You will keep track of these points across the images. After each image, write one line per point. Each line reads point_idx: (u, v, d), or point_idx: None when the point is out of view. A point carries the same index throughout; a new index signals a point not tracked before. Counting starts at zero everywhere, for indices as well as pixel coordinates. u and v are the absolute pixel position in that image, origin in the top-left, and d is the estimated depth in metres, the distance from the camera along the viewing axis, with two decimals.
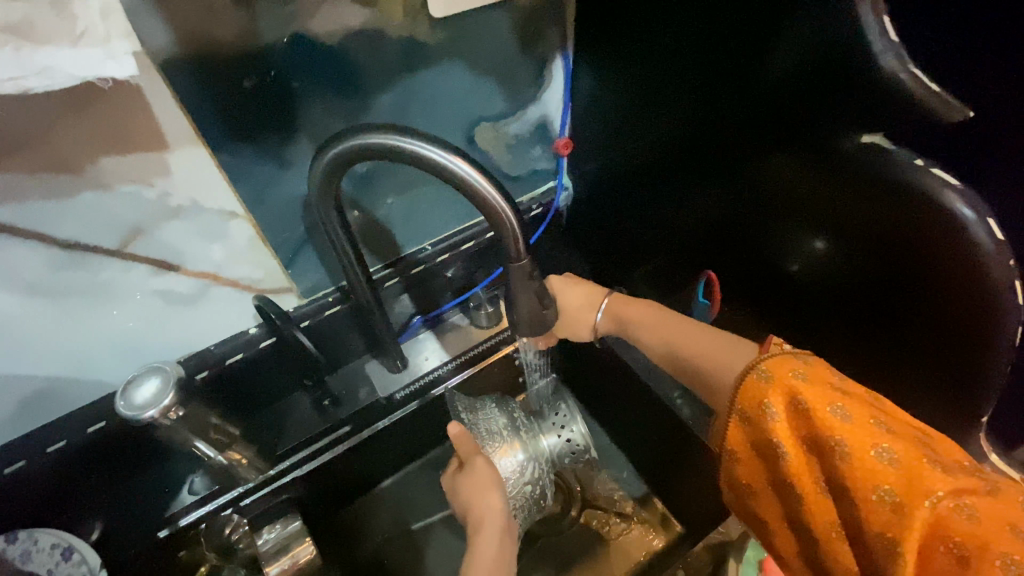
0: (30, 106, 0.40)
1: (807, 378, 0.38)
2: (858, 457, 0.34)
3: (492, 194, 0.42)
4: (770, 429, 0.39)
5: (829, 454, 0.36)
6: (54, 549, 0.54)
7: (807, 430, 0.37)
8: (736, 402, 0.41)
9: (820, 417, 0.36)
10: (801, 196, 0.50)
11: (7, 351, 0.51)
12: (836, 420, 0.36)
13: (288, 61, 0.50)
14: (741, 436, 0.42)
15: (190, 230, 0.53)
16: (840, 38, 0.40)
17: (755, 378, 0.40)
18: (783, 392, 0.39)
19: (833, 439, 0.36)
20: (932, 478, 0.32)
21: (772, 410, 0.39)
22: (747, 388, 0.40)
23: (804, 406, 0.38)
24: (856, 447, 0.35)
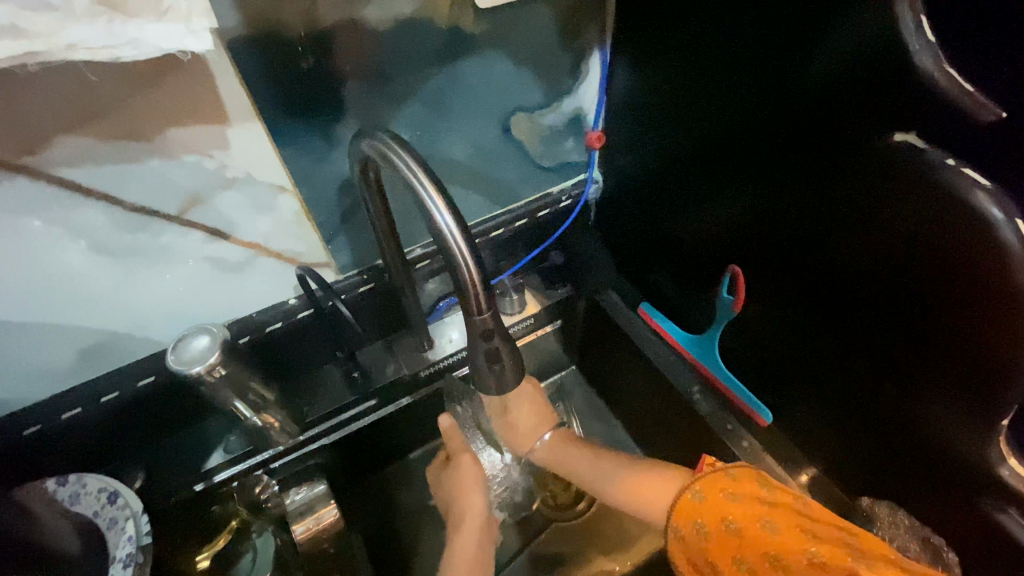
0: (111, 75, 0.44)
1: (735, 504, 0.50)
2: (787, 556, 0.45)
3: (458, 243, 0.43)
4: (706, 548, 0.50)
5: (762, 560, 0.46)
6: (100, 493, 0.56)
7: (736, 546, 0.48)
8: (673, 517, 0.54)
9: (750, 530, 0.48)
10: (836, 196, 0.49)
11: (73, 304, 0.55)
12: (765, 534, 0.47)
13: (342, 46, 0.53)
14: (682, 554, 0.52)
15: (242, 202, 0.57)
16: (873, 35, 0.41)
17: (690, 498, 0.53)
18: (714, 509, 0.51)
19: (764, 550, 0.46)
20: (801, 543, 0.45)
21: (702, 527, 0.51)
22: (683, 506, 0.53)
23: (732, 526, 0.49)
24: (783, 553, 0.45)
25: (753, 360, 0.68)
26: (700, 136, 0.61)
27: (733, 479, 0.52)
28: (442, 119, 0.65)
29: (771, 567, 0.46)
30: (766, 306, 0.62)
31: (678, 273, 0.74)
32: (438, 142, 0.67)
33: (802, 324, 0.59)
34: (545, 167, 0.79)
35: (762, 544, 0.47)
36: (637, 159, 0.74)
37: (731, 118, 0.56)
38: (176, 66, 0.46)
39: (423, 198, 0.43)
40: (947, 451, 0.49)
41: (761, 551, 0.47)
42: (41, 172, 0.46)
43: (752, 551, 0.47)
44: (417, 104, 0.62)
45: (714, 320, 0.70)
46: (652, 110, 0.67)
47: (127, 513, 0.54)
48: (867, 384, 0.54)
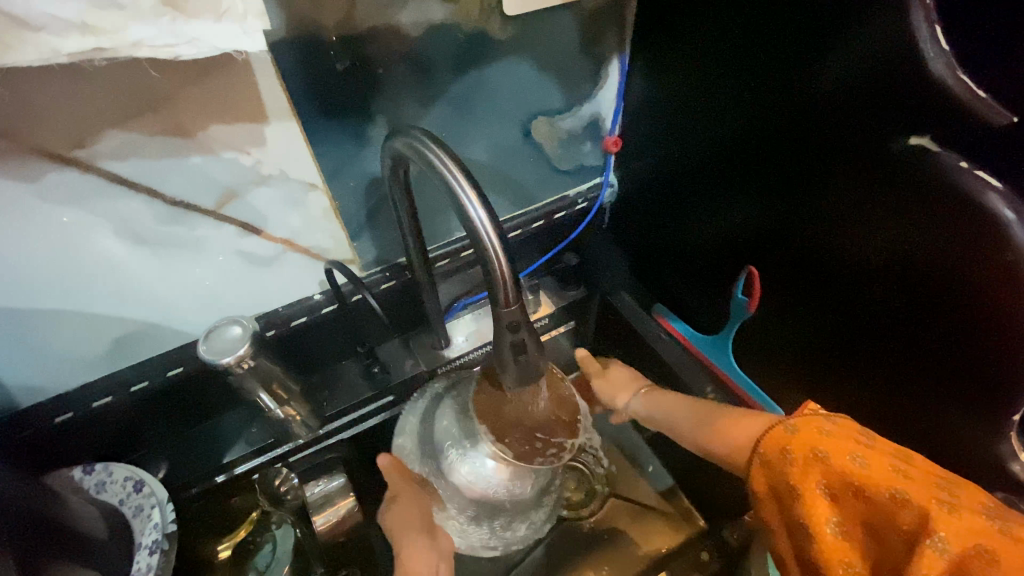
0: (160, 74, 0.46)
1: (827, 433, 0.45)
2: (873, 491, 0.41)
3: (490, 237, 0.45)
4: (787, 474, 0.45)
5: (848, 491, 0.42)
6: (127, 481, 0.59)
7: (824, 474, 0.43)
8: (760, 446, 0.48)
9: (840, 463, 0.43)
10: (851, 198, 0.51)
11: (108, 294, 0.57)
12: (856, 468, 0.42)
13: (376, 48, 0.55)
14: (763, 479, 0.47)
15: (274, 197, 0.59)
16: (890, 41, 0.43)
17: (782, 429, 0.47)
18: (804, 445, 0.45)
19: (849, 482, 0.42)
20: (893, 481, 0.41)
21: (789, 457, 0.45)
22: (773, 436, 0.47)
23: (822, 455, 0.44)
24: (868, 487, 0.42)
25: (766, 360, 0.69)
26: (716, 141, 0.63)
27: (833, 421, 0.46)
28: (466, 121, 0.67)
29: (855, 499, 0.42)
30: (780, 307, 0.64)
31: (693, 274, 0.76)
32: (462, 143, 0.69)
33: (815, 324, 0.60)
34: (562, 170, 0.81)
35: (847, 475, 0.42)
36: (653, 163, 0.76)
37: (748, 123, 0.58)
38: (221, 65, 0.48)
39: (458, 194, 0.45)
40: (959, 449, 0.50)
41: (847, 449, 0.43)
42: (89, 165, 0.48)
43: (839, 482, 0.43)
44: (443, 106, 0.64)
45: (728, 319, 0.71)
46: (669, 115, 0.69)
47: (153, 501, 0.57)
48: (879, 382, 0.55)
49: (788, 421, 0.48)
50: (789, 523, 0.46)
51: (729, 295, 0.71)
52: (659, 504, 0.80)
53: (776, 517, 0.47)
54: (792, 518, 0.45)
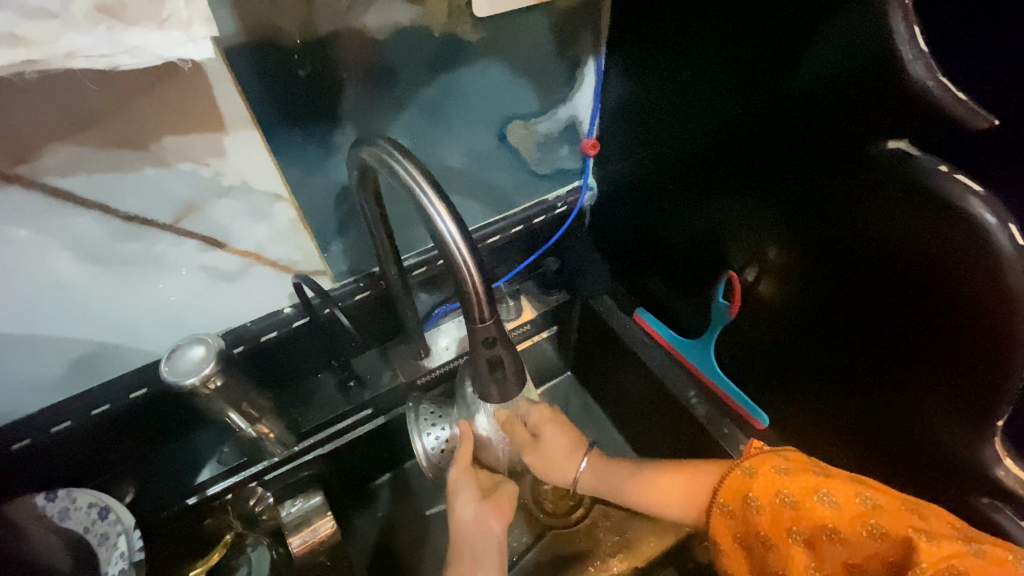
0: (106, 83, 0.43)
1: (786, 475, 0.47)
2: (846, 529, 0.43)
3: (461, 251, 0.43)
4: (757, 524, 0.47)
5: (819, 533, 0.44)
6: (91, 508, 0.54)
7: (792, 520, 0.45)
8: (721, 497, 0.51)
9: (806, 504, 0.45)
10: (829, 202, 0.50)
11: (63, 314, 0.54)
12: (823, 508, 0.44)
13: (341, 53, 0.53)
14: (733, 531, 0.50)
15: (238, 210, 0.56)
16: (869, 43, 0.42)
17: (740, 474, 0.50)
18: (770, 489, 0.48)
19: (819, 525, 0.44)
20: (862, 516, 0.43)
21: (755, 504, 0.48)
22: (732, 483, 0.50)
23: (788, 500, 0.46)
24: (843, 527, 0.43)
25: (748, 363, 0.68)
26: (694, 143, 0.62)
27: (786, 459, 0.49)
28: (439, 126, 0.65)
29: (827, 540, 0.43)
30: (762, 311, 0.63)
31: (674, 277, 0.75)
32: (435, 148, 0.67)
33: (797, 329, 0.59)
34: (541, 173, 0.80)
35: (818, 517, 0.44)
36: (632, 165, 0.74)
37: (726, 126, 0.57)
38: (172, 73, 0.45)
39: (426, 205, 0.43)
40: (940, 454, 0.50)
41: (811, 488, 0.46)
42: (33, 181, 0.45)
43: (809, 525, 0.44)
44: (414, 112, 0.62)
45: (711, 323, 0.70)
46: (647, 117, 0.68)
47: (119, 528, 0.52)
48: (860, 387, 0.55)
49: (744, 466, 0.51)
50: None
51: (710, 299, 0.70)
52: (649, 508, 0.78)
53: (755, 573, 0.49)
54: (768, 568, 0.47)
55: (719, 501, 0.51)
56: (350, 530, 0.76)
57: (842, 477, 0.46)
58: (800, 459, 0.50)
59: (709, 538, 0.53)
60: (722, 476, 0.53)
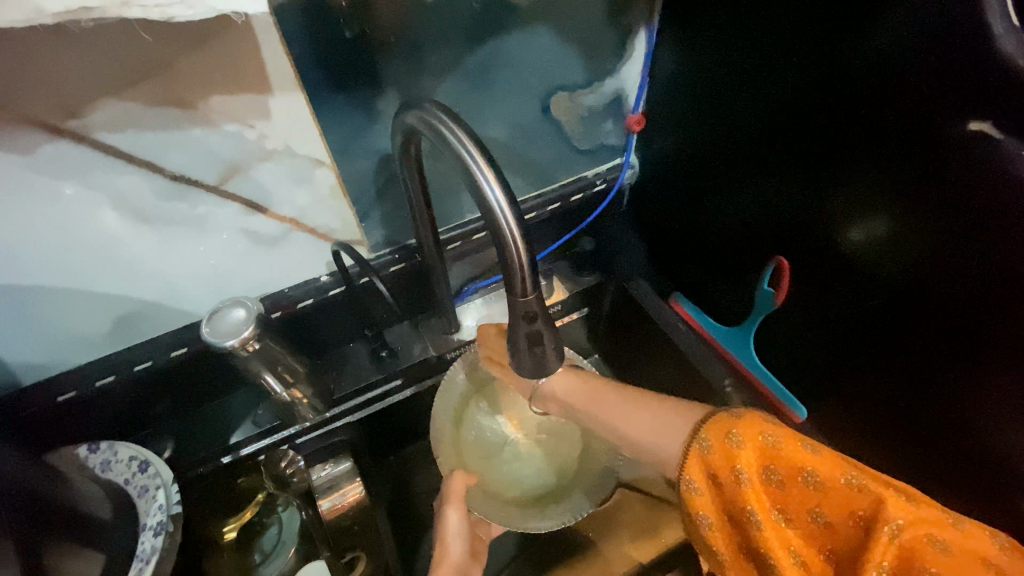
0: (157, 37, 0.43)
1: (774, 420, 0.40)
2: (826, 480, 0.37)
3: (509, 222, 0.42)
4: (735, 458, 0.39)
5: (794, 476, 0.38)
6: (131, 461, 0.56)
7: (773, 459, 0.38)
8: (702, 431, 0.42)
9: (789, 446, 0.38)
10: (892, 188, 0.47)
11: (107, 270, 0.55)
12: (808, 454, 0.38)
13: (389, 14, 0.52)
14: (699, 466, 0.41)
15: (279, 174, 0.56)
16: (958, 11, 0.38)
17: (725, 414, 0.42)
18: (752, 427, 0.40)
19: (800, 469, 0.38)
20: (840, 469, 0.37)
21: (737, 440, 0.39)
22: (714, 419, 0.42)
23: (773, 440, 0.39)
24: (824, 476, 0.37)
25: (787, 352, 0.66)
26: (748, 120, 0.59)
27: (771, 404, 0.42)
28: (482, 95, 0.64)
29: (803, 485, 0.37)
30: (809, 300, 0.60)
31: (715, 261, 0.73)
32: (477, 119, 0.66)
33: (844, 319, 0.57)
34: (582, 149, 0.78)
35: (800, 464, 0.38)
36: (678, 143, 0.72)
37: (785, 103, 0.54)
38: (223, 30, 0.45)
39: (474, 172, 0.42)
40: (993, 461, 0.46)
41: (796, 436, 0.39)
42: (83, 136, 0.46)
43: (787, 466, 0.38)
44: (457, 79, 0.61)
45: (753, 312, 0.69)
46: (698, 93, 0.65)
47: (157, 482, 0.54)
48: (910, 384, 0.52)
49: (734, 409, 0.42)
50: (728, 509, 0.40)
51: (754, 285, 0.68)
52: (670, 493, 0.77)
53: (719, 503, 0.40)
54: (733, 506, 0.39)
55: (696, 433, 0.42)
56: None
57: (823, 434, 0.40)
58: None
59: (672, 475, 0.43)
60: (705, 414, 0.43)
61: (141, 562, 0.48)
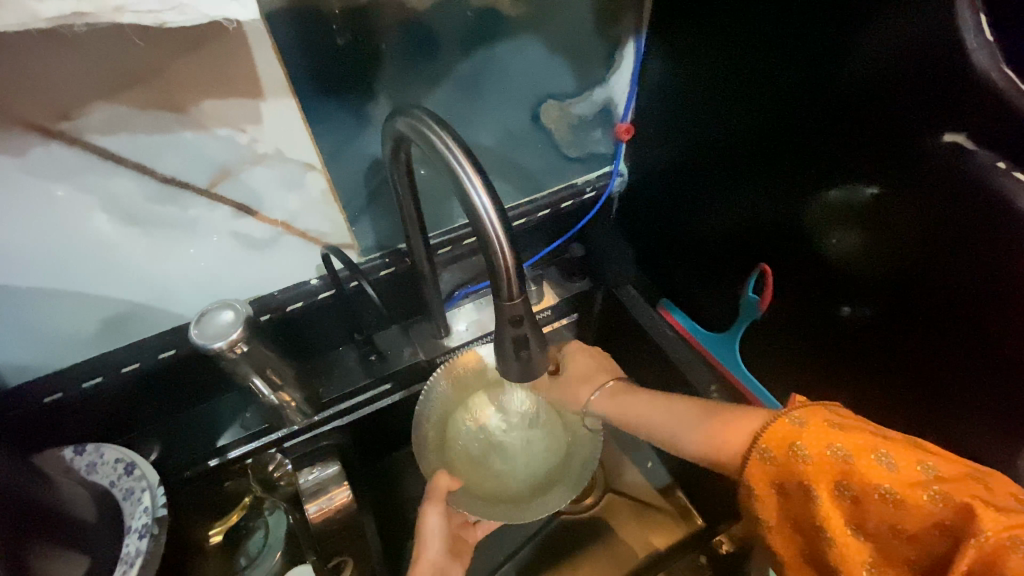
0: (151, 42, 0.43)
1: (840, 428, 0.39)
2: (904, 493, 0.35)
3: (495, 227, 0.42)
4: (803, 474, 0.39)
5: (868, 491, 0.36)
6: (118, 463, 0.57)
7: (842, 473, 0.37)
8: (762, 441, 0.41)
9: (861, 460, 0.37)
10: (866, 197, 0.49)
11: (97, 272, 0.55)
12: (882, 468, 0.36)
13: (381, 23, 0.53)
14: (765, 478, 0.41)
15: (271, 178, 0.57)
16: (933, 28, 0.39)
17: (787, 422, 0.40)
18: (818, 439, 0.38)
19: (874, 484, 0.36)
20: (920, 481, 0.35)
21: (804, 455, 0.39)
22: (774, 430, 0.41)
23: (841, 454, 0.37)
24: (901, 489, 0.35)
25: (772, 359, 0.67)
26: (732, 130, 0.61)
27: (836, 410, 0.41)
28: (473, 103, 0.65)
29: (880, 500, 0.36)
30: (791, 307, 0.62)
31: (702, 268, 0.74)
32: (468, 126, 0.67)
33: (825, 326, 0.58)
34: (572, 157, 0.79)
35: (874, 478, 0.36)
36: (666, 152, 0.73)
37: (769, 115, 0.55)
38: (217, 36, 0.45)
39: (461, 176, 0.42)
40: None
41: (869, 445, 0.37)
42: (74, 138, 0.46)
43: (860, 481, 0.37)
44: (448, 87, 0.62)
45: (738, 318, 0.69)
46: (684, 103, 0.67)
47: (143, 484, 0.55)
48: (889, 390, 0.53)
49: (794, 414, 0.41)
50: (805, 520, 0.39)
51: (739, 292, 0.68)
52: (658, 498, 0.77)
53: (792, 514, 0.40)
54: (811, 518, 0.39)
55: (757, 445, 0.41)
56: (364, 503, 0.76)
57: (896, 437, 0.38)
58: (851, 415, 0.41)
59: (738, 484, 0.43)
60: (765, 422, 0.42)
61: (125, 565, 0.50)
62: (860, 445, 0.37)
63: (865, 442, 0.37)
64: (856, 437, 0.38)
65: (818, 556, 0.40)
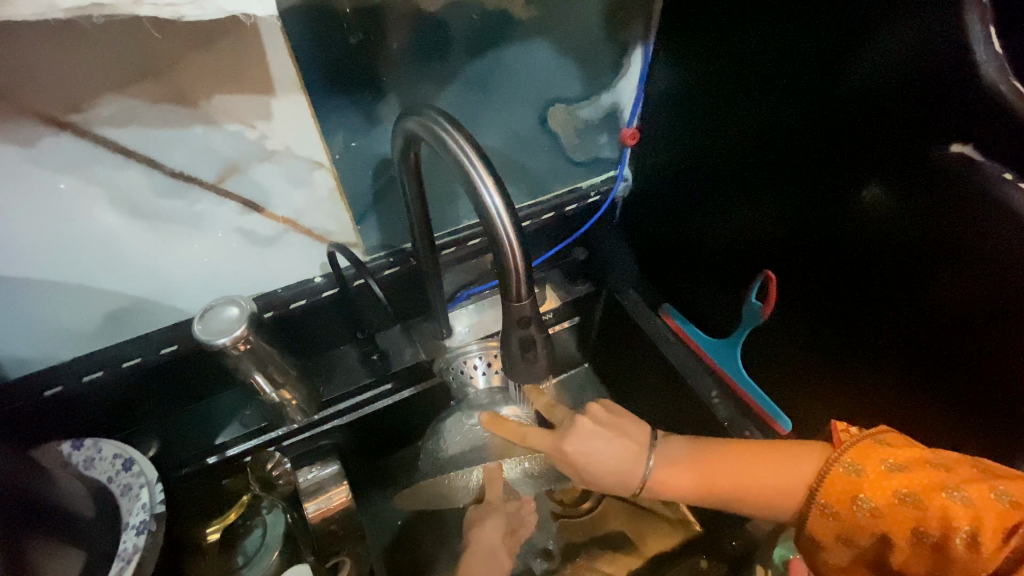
0: (165, 36, 0.44)
1: (901, 471, 0.41)
2: (982, 531, 0.37)
3: (506, 226, 0.42)
4: (878, 524, 0.41)
5: (945, 533, 0.39)
6: (116, 459, 0.56)
7: (916, 521, 0.40)
8: (822, 496, 0.44)
9: (932, 501, 0.39)
10: (870, 205, 0.49)
11: (101, 266, 0.55)
12: (956, 507, 0.38)
13: (394, 23, 0.53)
14: (834, 527, 0.44)
15: (279, 175, 0.57)
16: (942, 39, 0.40)
17: (844, 472, 0.43)
18: (882, 488, 0.41)
19: (954, 527, 0.38)
20: (991, 515, 0.37)
21: (868, 505, 0.42)
22: (834, 483, 0.44)
23: (908, 499, 0.40)
24: (976, 528, 0.37)
25: (775, 366, 0.67)
26: (737, 138, 0.61)
27: (884, 445, 0.43)
28: (482, 105, 0.65)
29: (962, 544, 0.38)
30: (794, 314, 0.62)
31: (704, 274, 0.74)
32: (476, 127, 0.67)
33: (827, 330, 0.58)
34: (577, 160, 0.79)
35: (949, 519, 0.38)
36: (671, 157, 0.74)
37: (774, 123, 0.56)
38: (231, 32, 0.46)
39: (473, 176, 0.42)
40: None
41: (934, 485, 0.40)
42: (84, 130, 0.46)
43: (938, 525, 0.39)
44: (457, 88, 0.62)
45: (740, 324, 0.70)
46: (691, 109, 0.67)
47: (143, 480, 0.54)
48: (890, 398, 0.53)
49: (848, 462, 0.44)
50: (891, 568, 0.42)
51: (742, 298, 0.69)
52: (657, 503, 0.77)
53: (869, 559, 0.43)
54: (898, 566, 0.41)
55: (823, 498, 0.44)
56: (362, 502, 0.76)
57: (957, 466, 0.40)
58: (902, 443, 0.43)
59: (801, 533, 0.46)
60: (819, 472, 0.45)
61: (123, 561, 0.48)
62: (923, 487, 0.40)
63: (927, 483, 0.40)
64: (917, 478, 0.40)
65: None
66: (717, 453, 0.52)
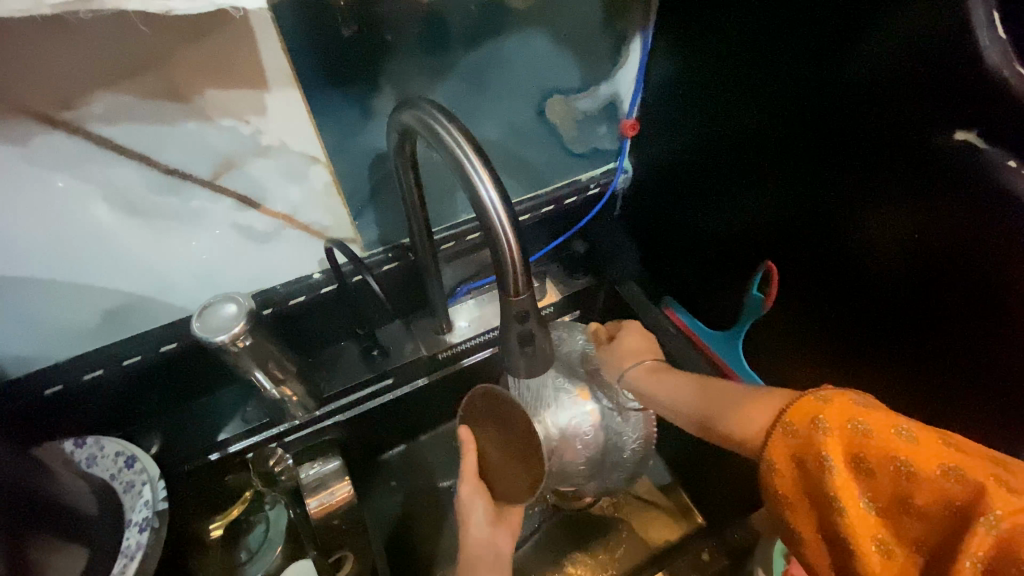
0: (154, 30, 0.43)
1: (864, 404, 0.34)
2: (920, 472, 0.31)
3: (502, 221, 0.42)
4: (819, 446, 0.34)
5: (884, 468, 0.32)
6: (118, 457, 0.56)
7: (859, 448, 0.33)
8: (787, 414, 0.36)
9: (881, 433, 0.32)
10: (872, 194, 0.49)
11: (98, 264, 0.54)
12: (902, 441, 0.32)
13: (388, 14, 0.52)
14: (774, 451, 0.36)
15: (274, 170, 0.56)
16: (944, 24, 0.39)
17: (811, 396, 0.36)
18: (839, 413, 0.34)
19: (890, 458, 0.32)
20: (941, 458, 0.31)
21: (823, 426, 0.34)
22: (796, 401, 0.36)
23: (860, 427, 0.33)
24: (920, 467, 0.31)
25: (778, 358, 0.67)
26: (738, 127, 0.60)
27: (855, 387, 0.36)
28: (479, 97, 0.65)
29: (895, 477, 0.32)
30: (797, 306, 0.61)
31: (706, 266, 0.74)
32: (473, 120, 0.66)
33: (830, 320, 0.57)
34: (576, 152, 0.78)
35: (893, 454, 0.32)
36: (671, 148, 0.73)
37: (776, 112, 0.55)
38: (221, 26, 0.45)
39: (467, 169, 0.42)
40: None
41: (890, 419, 0.33)
42: (77, 127, 0.46)
43: (876, 456, 0.32)
44: (454, 80, 0.61)
45: (742, 315, 0.69)
46: (691, 99, 0.66)
47: (144, 478, 0.54)
48: (894, 390, 0.52)
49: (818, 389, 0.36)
50: (819, 503, 0.34)
51: (744, 289, 0.68)
52: (658, 496, 0.77)
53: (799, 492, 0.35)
54: (827, 502, 0.34)
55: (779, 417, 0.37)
56: (365, 497, 0.76)
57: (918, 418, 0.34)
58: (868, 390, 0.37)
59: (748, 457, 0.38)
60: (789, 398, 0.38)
61: (125, 557, 0.48)
62: (881, 417, 0.33)
63: (883, 414, 0.33)
64: (873, 410, 0.34)
65: (830, 549, 0.34)
66: (726, 401, 0.45)
